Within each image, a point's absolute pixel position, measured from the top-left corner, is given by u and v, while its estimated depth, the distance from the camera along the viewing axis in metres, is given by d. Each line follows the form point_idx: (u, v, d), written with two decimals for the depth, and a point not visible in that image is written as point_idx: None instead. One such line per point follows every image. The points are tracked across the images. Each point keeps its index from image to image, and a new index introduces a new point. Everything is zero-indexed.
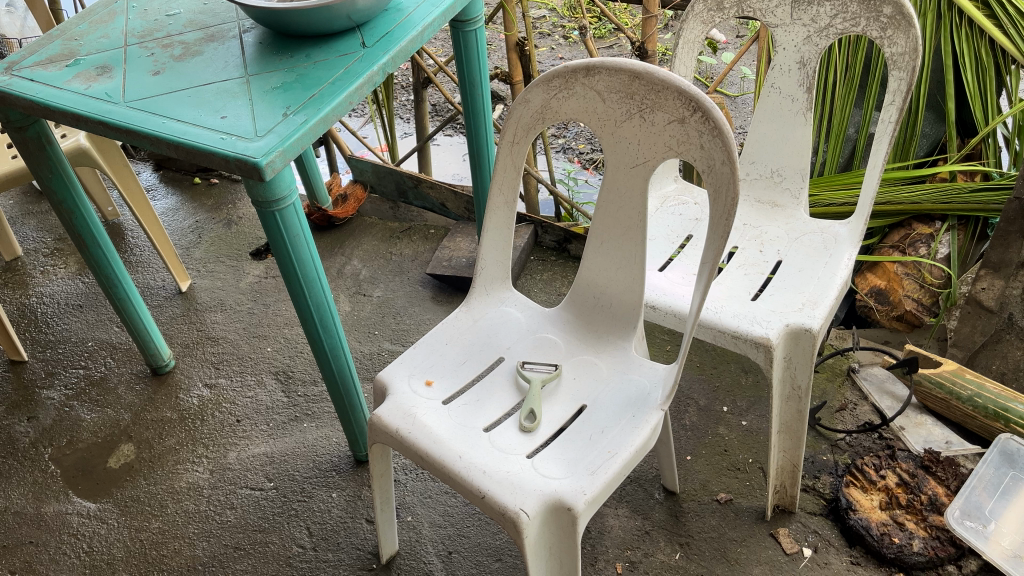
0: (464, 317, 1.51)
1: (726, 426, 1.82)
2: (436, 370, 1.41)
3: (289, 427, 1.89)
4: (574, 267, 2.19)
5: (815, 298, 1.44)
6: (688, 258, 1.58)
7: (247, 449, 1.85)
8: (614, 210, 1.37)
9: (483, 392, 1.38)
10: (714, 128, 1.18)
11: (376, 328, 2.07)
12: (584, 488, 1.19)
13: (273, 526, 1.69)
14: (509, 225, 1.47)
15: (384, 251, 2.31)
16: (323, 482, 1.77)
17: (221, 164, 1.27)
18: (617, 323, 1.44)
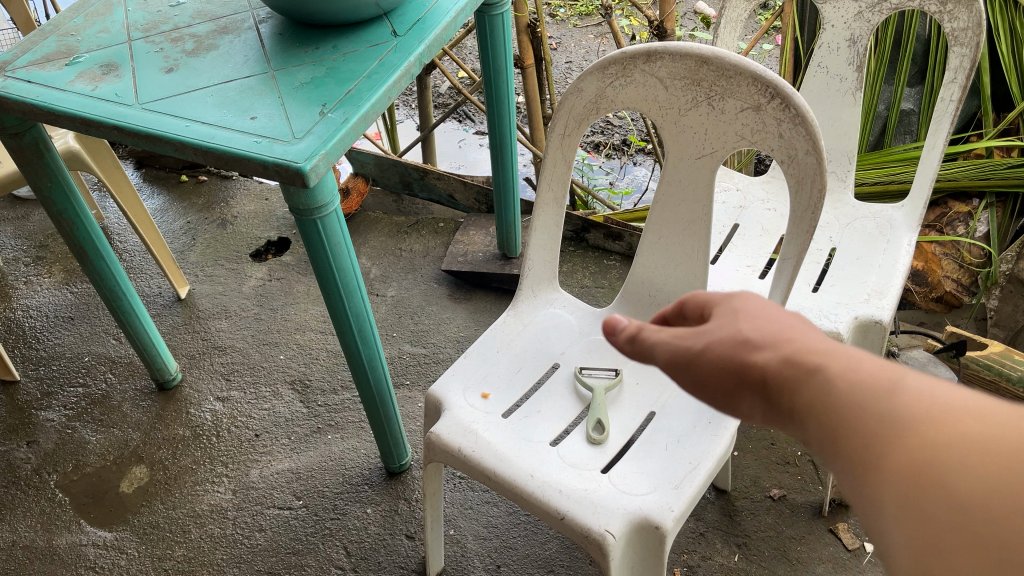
0: (511, 322, 1.42)
1: None
2: (490, 382, 1.32)
3: (312, 440, 1.79)
4: (594, 257, 2.11)
5: (880, 289, 1.38)
6: (738, 249, 1.51)
7: (271, 466, 1.75)
8: (675, 204, 1.30)
9: (543, 401, 1.30)
10: (795, 116, 1.10)
11: (394, 329, 1.97)
12: (671, 504, 1.13)
13: (308, 547, 1.60)
14: (557, 223, 1.39)
15: (392, 247, 2.20)
16: (355, 498, 1.68)
17: (259, 170, 1.17)
18: None
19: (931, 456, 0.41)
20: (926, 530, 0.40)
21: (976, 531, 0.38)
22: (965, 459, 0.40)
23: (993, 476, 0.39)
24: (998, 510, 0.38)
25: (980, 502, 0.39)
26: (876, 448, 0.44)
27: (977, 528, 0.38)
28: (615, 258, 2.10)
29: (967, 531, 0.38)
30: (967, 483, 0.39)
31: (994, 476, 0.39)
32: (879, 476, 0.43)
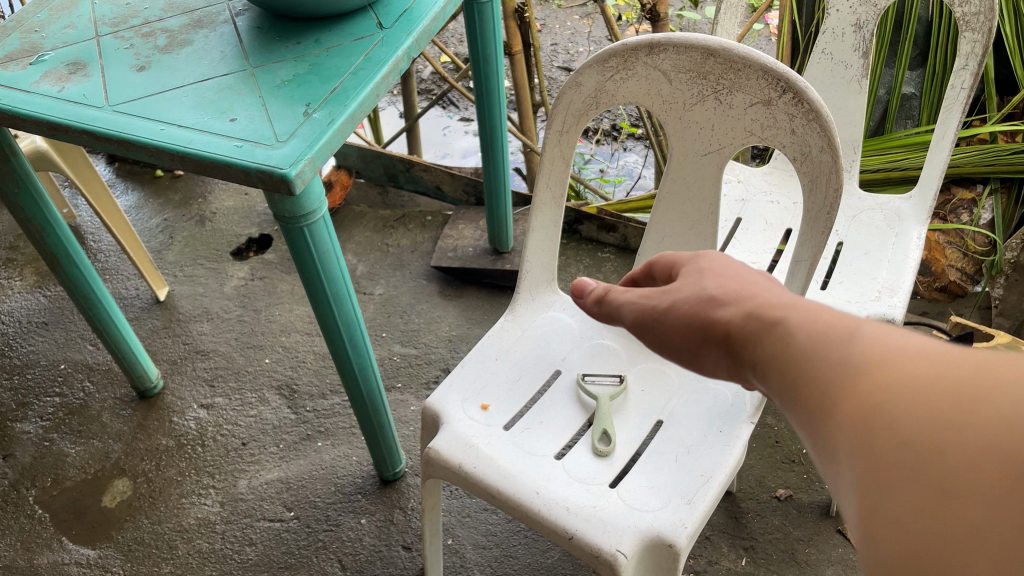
0: (509, 328, 1.36)
1: (774, 414, 1.73)
2: (489, 394, 1.26)
3: (301, 448, 1.73)
4: (587, 249, 2.06)
5: (891, 285, 1.33)
6: (742, 244, 1.46)
7: (259, 476, 1.69)
8: (680, 202, 1.25)
9: (545, 412, 1.25)
10: (808, 111, 1.04)
11: (383, 329, 1.91)
12: (684, 520, 1.08)
13: (301, 561, 1.54)
14: (555, 224, 1.33)
15: (379, 243, 2.13)
16: (348, 508, 1.62)
17: (241, 177, 1.10)
18: None
19: (885, 396, 0.37)
20: (872, 469, 0.36)
21: (919, 464, 0.34)
22: (916, 393, 0.36)
23: (940, 405, 0.35)
24: (940, 438, 0.34)
25: (923, 435, 0.34)
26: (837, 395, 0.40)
27: (920, 458, 0.34)
28: (609, 251, 2.05)
29: (910, 464, 0.35)
30: (907, 415, 0.36)
31: (944, 406, 0.34)
32: (825, 419, 0.40)
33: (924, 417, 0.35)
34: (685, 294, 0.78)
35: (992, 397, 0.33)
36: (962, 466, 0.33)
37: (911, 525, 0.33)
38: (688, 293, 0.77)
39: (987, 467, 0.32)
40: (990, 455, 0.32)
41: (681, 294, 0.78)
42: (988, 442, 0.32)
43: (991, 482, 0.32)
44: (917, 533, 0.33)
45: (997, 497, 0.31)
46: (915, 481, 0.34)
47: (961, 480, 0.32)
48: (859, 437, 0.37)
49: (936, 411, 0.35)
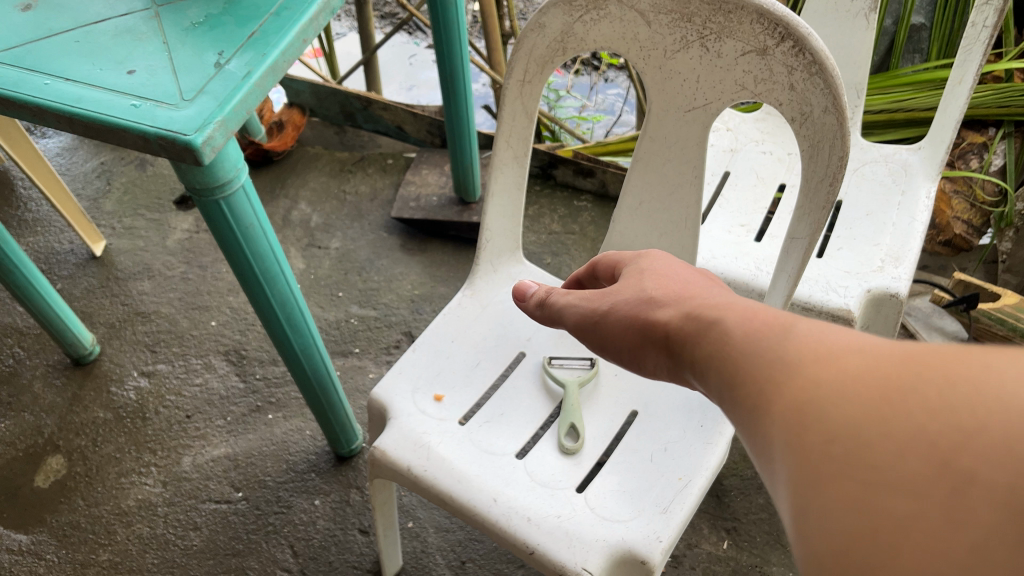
0: (467, 305, 1.21)
1: None
2: (444, 382, 1.12)
3: (250, 421, 1.60)
4: (562, 198, 1.91)
5: (895, 253, 1.19)
6: (729, 203, 1.31)
7: (204, 453, 1.55)
8: (659, 163, 1.08)
9: (506, 402, 1.11)
10: (809, 64, 0.87)
11: (340, 288, 1.76)
12: (659, 532, 0.96)
13: (249, 548, 1.43)
14: (519, 187, 1.16)
15: (335, 190, 1.97)
16: (300, 488, 1.50)
17: (139, 144, 0.92)
18: None
19: (817, 390, 0.33)
20: (800, 471, 0.31)
21: (847, 462, 0.30)
22: (850, 388, 0.32)
23: (873, 398, 0.30)
24: (873, 433, 0.29)
25: (856, 430, 0.30)
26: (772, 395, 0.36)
27: (850, 457, 0.30)
28: (586, 199, 1.89)
29: (840, 461, 0.30)
30: (834, 408, 0.32)
31: (875, 400, 0.30)
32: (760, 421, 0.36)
33: (856, 413, 0.30)
34: (626, 295, 0.72)
35: (930, 385, 0.29)
36: (894, 458, 0.28)
37: (839, 530, 0.29)
38: (628, 296, 0.71)
39: (919, 458, 0.27)
40: (924, 444, 0.27)
41: (619, 296, 0.73)
42: (922, 431, 0.28)
43: (922, 475, 0.27)
44: (846, 538, 0.28)
45: (930, 493, 0.26)
46: (847, 480, 0.29)
47: (892, 475, 0.28)
48: (788, 437, 0.33)
49: (870, 405, 0.30)
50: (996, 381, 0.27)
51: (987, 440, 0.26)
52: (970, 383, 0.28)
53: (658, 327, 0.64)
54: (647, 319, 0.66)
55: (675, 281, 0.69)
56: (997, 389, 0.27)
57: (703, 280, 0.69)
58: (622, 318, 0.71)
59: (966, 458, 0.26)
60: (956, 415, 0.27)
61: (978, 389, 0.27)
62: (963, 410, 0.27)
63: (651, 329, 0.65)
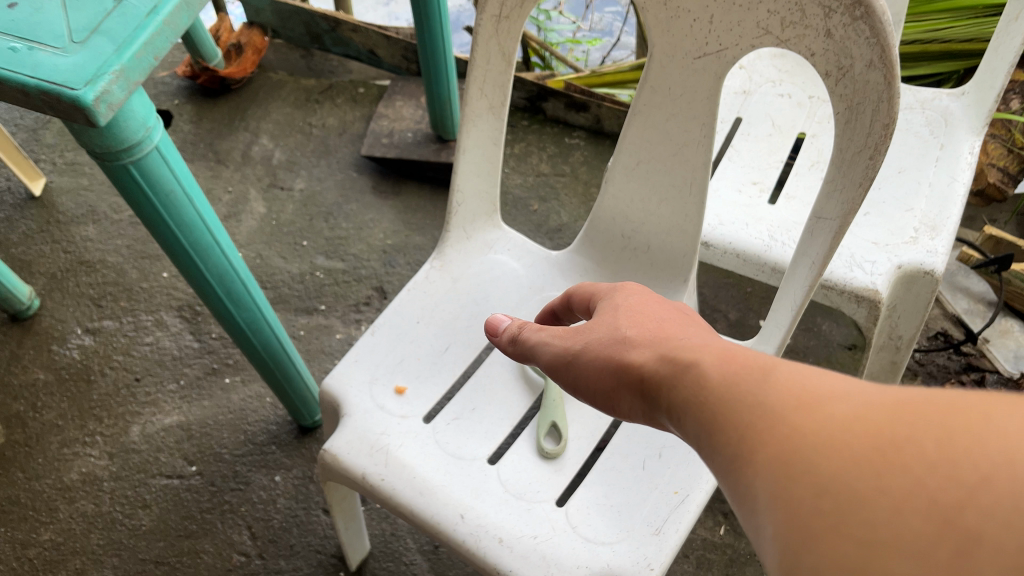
0: (435, 279, 1.04)
1: None
2: (407, 373, 0.97)
3: (205, 386, 1.46)
4: (551, 135, 1.75)
5: (931, 220, 1.03)
6: (740, 157, 1.14)
7: (153, 422, 1.42)
8: (661, 118, 0.91)
9: (479, 396, 0.96)
10: (852, 7, 0.68)
11: (305, 236, 1.60)
12: (650, 558, 0.83)
13: (203, 529, 1.31)
14: (495, 142, 0.99)
15: (299, 122, 1.79)
16: (259, 463, 1.37)
17: (19, 99, 0.74)
18: (656, 275, 1.02)
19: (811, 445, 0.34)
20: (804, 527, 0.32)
21: (848, 521, 0.30)
22: (847, 444, 0.32)
23: (864, 450, 0.31)
24: (872, 490, 0.30)
25: (856, 487, 0.31)
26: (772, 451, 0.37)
27: (851, 513, 0.30)
28: (579, 135, 1.74)
29: (839, 517, 0.31)
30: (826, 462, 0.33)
31: (871, 456, 0.31)
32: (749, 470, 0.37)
33: (854, 470, 0.31)
34: (598, 330, 0.63)
35: (922, 437, 0.30)
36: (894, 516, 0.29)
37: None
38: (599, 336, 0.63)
39: (917, 515, 0.28)
40: (921, 500, 0.28)
41: (590, 333, 0.64)
42: (920, 485, 0.29)
43: (922, 531, 0.28)
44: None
45: (928, 547, 0.27)
46: (849, 540, 0.30)
47: (892, 532, 0.28)
48: (790, 492, 0.34)
49: (867, 461, 0.31)
50: (992, 437, 0.28)
51: (989, 499, 0.27)
52: (962, 437, 0.28)
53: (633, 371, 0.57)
54: (619, 363, 0.59)
55: (649, 318, 0.62)
56: (994, 446, 0.27)
57: (681, 316, 0.62)
58: (594, 362, 0.62)
59: (965, 517, 0.27)
60: (953, 472, 0.28)
61: (972, 443, 0.28)
62: (959, 466, 0.28)
63: (624, 374, 0.58)
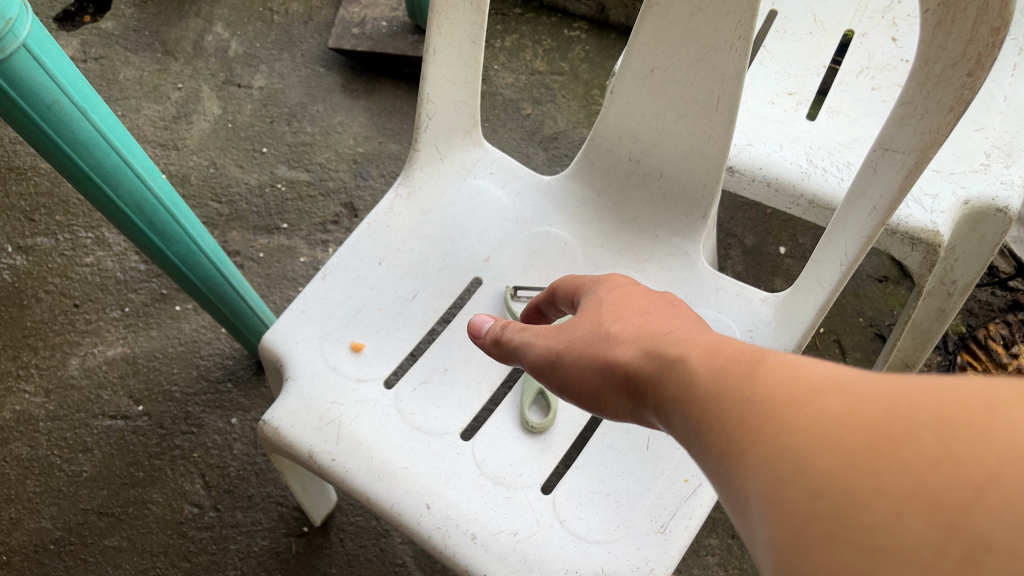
0: (402, 211, 0.86)
1: (786, 277, 1.27)
2: (366, 327, 0.80)
3: (153, 314, 1.30)
4: (547, 26, 1.53)
5: (1006, 143, 0.85)
6: (774, 60, 0.94)
7: (94, 355, 1.26)
8: (684, 14, 0.71)
9: (453, 355, 0.80)
10: None
11: (264, 142, 1.40)
12: (652, 561, 0.69)
13: (152, 476, 1.17)
14: (475, 40, 0.79)
15: (259, 8, 1.57)
16: (214, 403, 1.22)
17: None
18: (668, 209, 0.85)
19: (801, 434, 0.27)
20: (789, 533, 0.25)
21: (840, 527, 0.24)
22: (832, 430, 0.26)
23: (857, 440, 0.25)
24: (864, 485, 0.23)
25: (854, 489, 0.24)
26: (751, 442, 0.30)
27: (842, 518, 0.24)
28: (580, 26, 1.52)
29: (829, 522, 0.24)
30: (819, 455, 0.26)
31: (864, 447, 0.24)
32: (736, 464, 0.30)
33: (842, 459, 0.25)
34: (584, 326, 0.54)
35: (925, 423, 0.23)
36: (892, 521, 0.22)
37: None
38: (580, 330, 0.54)
39: (918, 519, 0.21)
40: (924, 497, 0.22)
41: (575, 329, 0.54)
42: (921, 477, 0.22)
43: (928, 540, 0.21)
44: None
45: (935, 561, 0.20)
46: (840, 554, 0.23)
47: (891, 542, 0.22)
48: (774, 487, 0.27)
49: (856, 448, 0.24)
50: (1012, 417, 0.21)
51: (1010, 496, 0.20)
52: (969, 414, 0.22)
53: (619, 369, 0.47)
54: (606, 362, 0.49)
55: (634, 306, 0.52)
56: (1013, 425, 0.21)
57: (674, 305, 0.52)
58: (582, 361, 0.52)
59: (978, 522, 0.20)
60: (964, 463, 0.21)
61: (986, 425, 0.21)
62: (970, 454, 0.21)
63: (611, 372, 0.48)
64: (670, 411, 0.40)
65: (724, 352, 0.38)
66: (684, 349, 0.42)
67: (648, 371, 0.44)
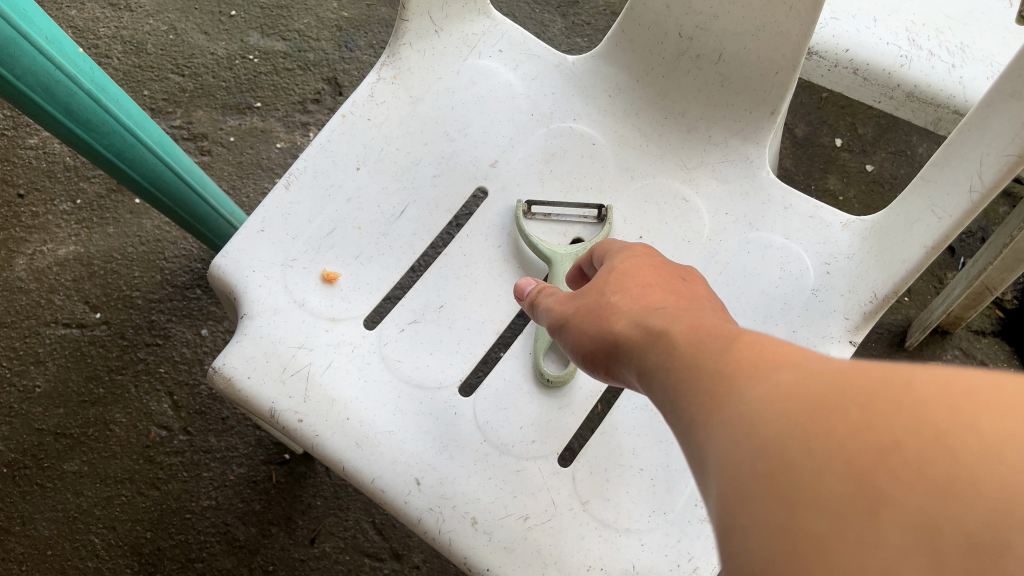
0: (387, 99, 0.67)
1: (841, 175, 1.09)
2: (342, 251, 0.64)
3: (109, 206, 1.13)
4: None
5: None
6: None
7: (44, 255, 1.10)
8: None
9: (450, 287, 0.64)
10: None
11: (233, 3, 1.19)
12: (697, 558, 0.55)
13: (113, 393, 1.04)
14: None
15: None
16: (181, 311, 1.08)
17: None
18: (727, 101, 0.67)
19: (746, 392, 0.26)
20: (721, 480, 0.24)
21: (761, 477, 0.23)
22: (776, 393, 0.25)
23: (795, 405, 0.24)
24: (796, 444, 0.22)
25: (782, 446, 0.23)
26: (708, 403, 0.28)
27: (767, 470, 0.23)
28: None
29: (754, 472, 0.23)
30: (757, 415, 0.25)
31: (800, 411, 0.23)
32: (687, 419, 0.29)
33: (780, 417, 0.24)
34: (590, 291, 0.44)
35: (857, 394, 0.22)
36: (815, 477, 0.21)
37: (745, 562, 0.22)
38: (587, 289, 0.44)
39: (833, 479, 0.21)
40: (844, 456, 0.21)
41: (582, 291, 0.44)
42: (843, 443, 0.21)
43: (837, 499, 0.20)
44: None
45: (840, 513, 0.20)
46: (756, 502, 0.22)
47: (808, 494, 0.21)
48: (715, 437, 0.26)
49: (795, 411, 0.23)
50: (935, 398, 0.20)
51: (925, 470, 0.19)
52: (901, 389, 0.21)
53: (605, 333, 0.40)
54: (595, 326, 0.41)
55: (646, 271, 0.42)
56: (943, 406, 0.20)
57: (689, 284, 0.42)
58: (572, 323, 0.44)
59: (888, 485, 0.20)
60: (883, 434, 0.20)
61: (912, 401, 0.21)
62: (892, 425, 0.20)
63: (605, 338, 0.40)
64: (640, 380, 0.35)
65: (706, 323, 0.33)
66: (672, 321, 0.35)
67: (628, 338, 0.37)
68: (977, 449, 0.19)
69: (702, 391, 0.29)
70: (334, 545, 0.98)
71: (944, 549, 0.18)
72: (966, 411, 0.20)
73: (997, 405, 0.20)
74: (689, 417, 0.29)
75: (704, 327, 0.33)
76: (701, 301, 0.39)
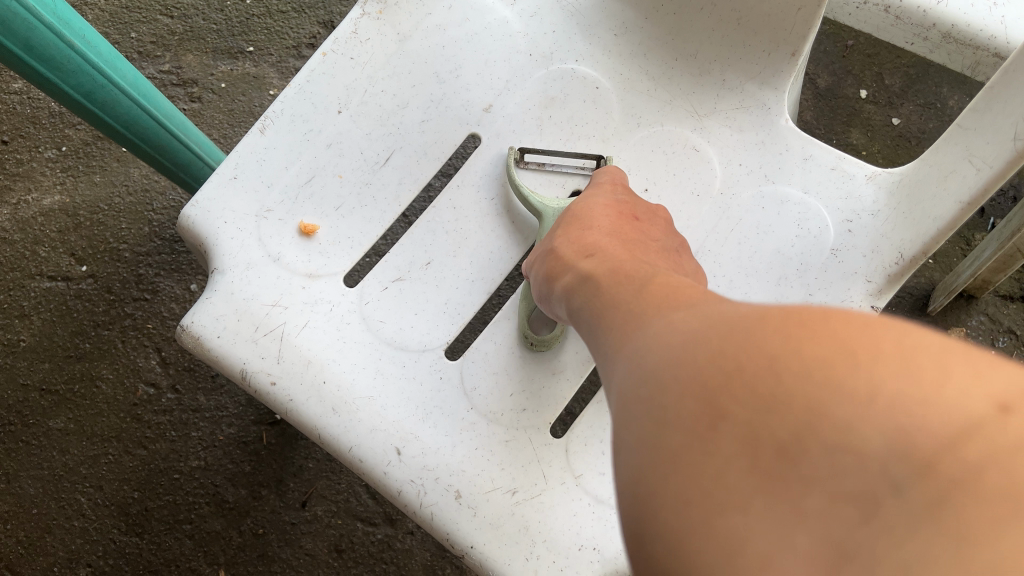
0: (372, 36, 0.61)
1: (865, 129, 1.03)
2: (321, 202, 0.59)
3: (96, 154, 1.08)
4: None
5: None
6: None
7: (28, 205, 1.06)
8: None
9: (437, 242, 0.60)
10: None
11: None
12: None
13: (99, 349, 1.00)
14: None
15: None
16: (171, 265, 1.03)
17: None
18: (741, 37, 0.61)
19: (647, 331, 0.32)
20: (615, 395, 0.30)
21: (640, 395, 0.29)
22: (667, 330, 0.30)
23: (677, 338, 0.29)
24: (671, 368, 0.28)
25: (659, 370, 0.28)
26: (618, 332, 0.35)
27: (645, 390, 0.28)
28: None
29: (638, 391, 0.29)
30: (650, 347, 0.30)
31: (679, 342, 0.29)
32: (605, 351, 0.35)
33: (667, 348, 0.29)
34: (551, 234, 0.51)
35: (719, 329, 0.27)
36: (677, 399, 0.27)
37: (626, 467, 0.27)
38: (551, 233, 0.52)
39: (688, 396, 0.26)
40: (699, 377, 0.26)
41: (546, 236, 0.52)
42: (700, 368, 0.27)
43: (690, 413, 0.26)
44: (631, 476, 0.27)
45: (691, 427, 0.25)
46: (635, 415, 0.28)
47: (670, 409, 0.27)
48: (620, 365, 0.32)
49: (678, 343, 0.29)
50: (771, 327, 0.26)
51: (756, 390, 0.24)
52: (750, 322, 0.26)
53: (557, 270, 0.47)
54: (549, 265, 0.49)
55: (601, 219, 0.50)
56: (781, 338, 0.25)
57: (636, 229, 0.50)
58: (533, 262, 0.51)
59: (727, 398, 0.25)
60: (731, 358, 0.26)
61: (756, 330, 0.26)
62: (738, 351, 0.26)
63: (555, 275, 0.47)
64: (576, 316, 0.42)
65: (627, 268, 0.41)
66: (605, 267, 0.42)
67: (571, 276, 0.45)
68: (796, 371, 0.24)
69: (619, 330, 0.35)
70: (326, 509, 0.95)
71: (763, 458, 0.23)
72: (795, 341, 0.24)
73: (818, 335, 0.24)
74: (607, 347, 0.35)
75: (623, 270, 0.41)
76: (641, 240, 0.48)
